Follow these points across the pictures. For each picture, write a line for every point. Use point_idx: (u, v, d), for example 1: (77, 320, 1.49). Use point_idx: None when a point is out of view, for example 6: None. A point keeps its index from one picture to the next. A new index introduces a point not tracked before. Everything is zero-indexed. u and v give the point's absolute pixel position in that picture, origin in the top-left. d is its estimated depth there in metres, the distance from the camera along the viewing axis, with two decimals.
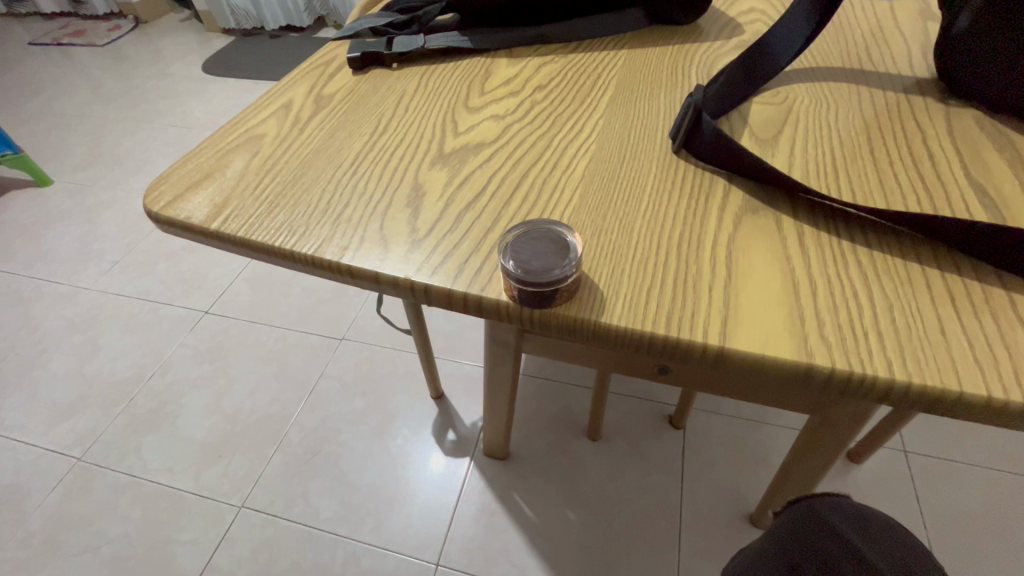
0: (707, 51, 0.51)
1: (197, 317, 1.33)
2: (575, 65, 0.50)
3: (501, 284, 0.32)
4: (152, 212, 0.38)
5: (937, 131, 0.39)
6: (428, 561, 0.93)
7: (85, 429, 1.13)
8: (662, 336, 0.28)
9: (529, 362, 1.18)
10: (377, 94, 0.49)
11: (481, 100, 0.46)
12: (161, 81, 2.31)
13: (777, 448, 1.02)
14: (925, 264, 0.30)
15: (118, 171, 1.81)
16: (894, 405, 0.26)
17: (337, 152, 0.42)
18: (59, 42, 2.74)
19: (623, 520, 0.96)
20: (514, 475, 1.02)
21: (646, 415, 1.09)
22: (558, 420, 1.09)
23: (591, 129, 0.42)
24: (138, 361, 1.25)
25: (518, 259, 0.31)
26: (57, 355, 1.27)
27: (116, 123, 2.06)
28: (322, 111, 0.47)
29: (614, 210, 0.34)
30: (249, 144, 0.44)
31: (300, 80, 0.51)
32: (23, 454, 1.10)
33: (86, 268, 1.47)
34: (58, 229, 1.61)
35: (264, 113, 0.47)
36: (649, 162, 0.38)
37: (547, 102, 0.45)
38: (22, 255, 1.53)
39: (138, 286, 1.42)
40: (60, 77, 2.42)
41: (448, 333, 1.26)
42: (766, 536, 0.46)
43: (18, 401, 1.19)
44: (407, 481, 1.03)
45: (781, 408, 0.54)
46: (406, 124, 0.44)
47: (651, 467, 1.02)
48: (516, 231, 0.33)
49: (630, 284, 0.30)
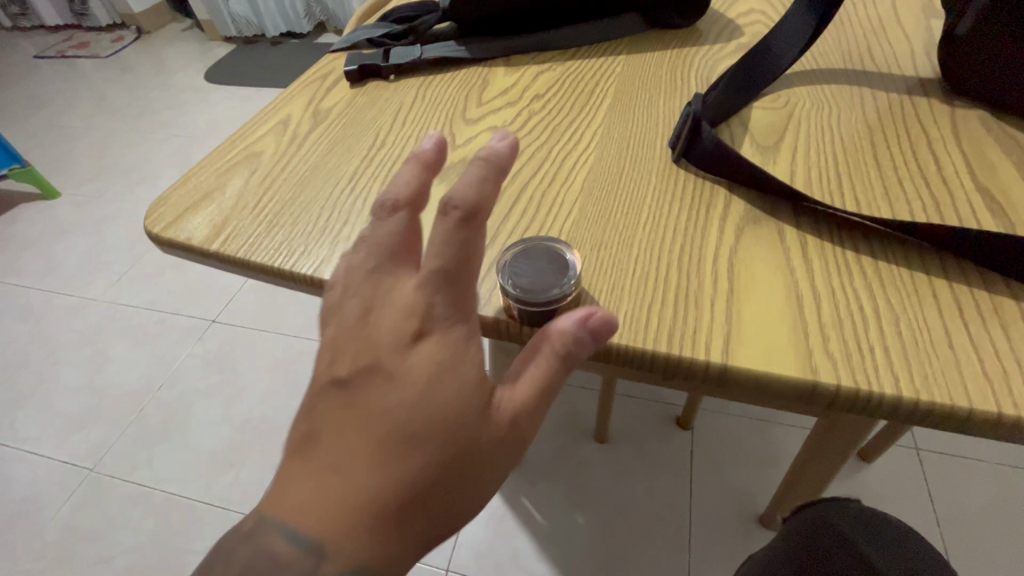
0: (705, 54, 0.50)
1: (204, 326, 1.34)
2: (572, 73, 0.49)
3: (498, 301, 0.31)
4: (152, 233, 0.39)
5: (943, 133, 0.38)
6: (438, 567, 0.93)
7: (96, 441, 1.14)
8: (663, 355, 0.27)
9: None
10: (374, 107, 0.49)
11: (478, 111, 0.46)
12: (164, 91, 2.33)
13: (787, 449, 1.01)
14: (932, 274, 0.29)
15: (123, 182, 1.82)
16: (903, 421, 0.25)
17: (335, 168, 0.42)
18: (63, 55, 2.77)
19: (632, 523, 0.96)
20: (522, 480, 1.02)
21: (654, 417, 1.08)
22: (565, 423, 1.08)
23: (589, 139, 0.41)
24: (147, 372, 1.26)
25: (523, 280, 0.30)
26: (68, 367, 1.29)
27: (121, 134, 2.07)
28: (320, 126, 0.47)
29: (614, 223, 0.34)
30: (248, 162, 0.44)
31: (298, 95, 0.51)
32: (36, 466, 1.12)
33: (94, 279, 1.49)
34: (65, 241, 1.62)
35: (263, 130, 0.47)
36: (650, 173, 0.37)
37: (545, 112, 0.45)
38: (31, 267, 1.55)
39: (145, 296, 1.43)
40: (65, 89, 2.44)
41: None
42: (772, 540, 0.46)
43: (31, 414, 1.20)
44: None
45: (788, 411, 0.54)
46: (403, 138, 0.44)
47: (659, 469, 1.01)
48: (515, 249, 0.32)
49: (632, 300, 0.29)
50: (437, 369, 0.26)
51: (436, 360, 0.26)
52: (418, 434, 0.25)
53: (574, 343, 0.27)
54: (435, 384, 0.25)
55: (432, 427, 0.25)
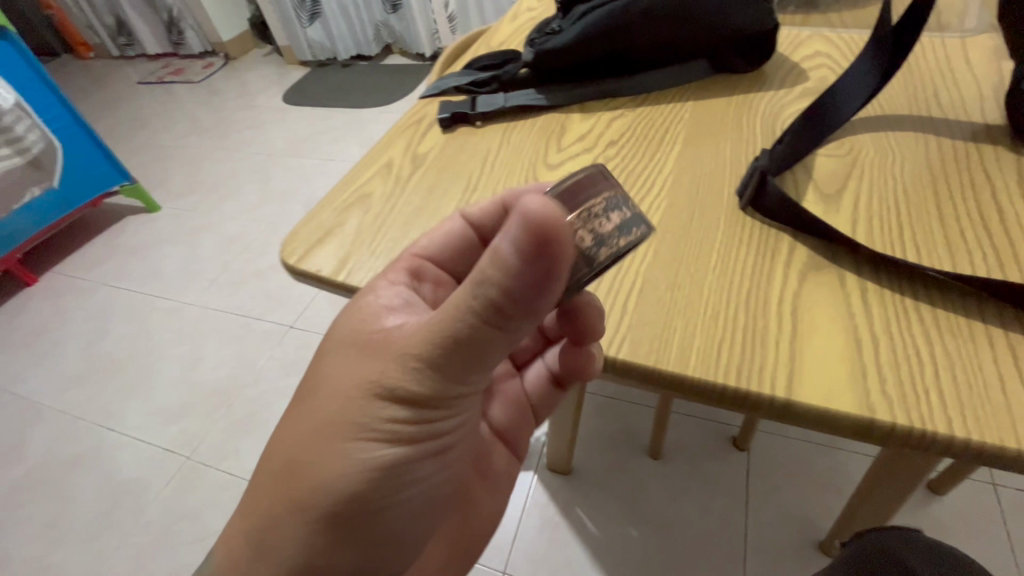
0: (770, 100, 0.54)
1: (283, 331, 1.47)
2: (643, 119, 0.54)
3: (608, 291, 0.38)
4: (288, 264, 0.46)
5: (1008, 183, 0.40)
6: (496, 568, 0.99)
7: (192, 432, 1.28)
8: (731, 388, 0.31)
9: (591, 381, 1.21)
10: (465, 152, 0.55)
11: (558, 157, 0.52)
12: (248, 112, 2.55)
13: (848, 476, 1.00)
14: (989, 323, 0.32)
15: (213, 196, 2.02)
16: (955, 457, 0.28)
17: (436, 211, 0.49)
18: (162, 81, 3.08)
19: (685, 540, 0.98)
20: (576, 490, 1.06)
21: (708, 436, 1.09)
22: (619, 438, 1.11)
23: (661, 185, 0.46)
24: (234, 371, 1.39)
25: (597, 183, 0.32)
26: (168, 364, 1.44)
27: (211, 153, 2.29)
28: (418, 170, 0.54)
29: (686, 267, 0.38)
30: (361, 203, 0.51)
31: (397, 140, 0.58)
32: (143, 451, 1.27)
33: (189, 285, 1.66)
34: (165, 251, 1.82)
35: (370, 173, 0.55)
36: (718, 218, 0.41)
37: (619, 158, 0.50)
38: (136, 273, 1.75)
39: (232, 302, 1.58)
40: (163, 112, 2.72)
41: None
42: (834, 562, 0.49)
43: (139, 405, 1.36)
44: None
45: None
46: (493, 182, 0.50)
47: (714, 488, 1.02)
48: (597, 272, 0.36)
49: (702, 338, 0.34)
50: (342, 349, 0.38)
51: (343, 342, 0.39)
52: (319, 393, 0.38)
53: (502, 250, 0.28)
54: (339, 360, 0.38)
55: (323, 387, 0.38)
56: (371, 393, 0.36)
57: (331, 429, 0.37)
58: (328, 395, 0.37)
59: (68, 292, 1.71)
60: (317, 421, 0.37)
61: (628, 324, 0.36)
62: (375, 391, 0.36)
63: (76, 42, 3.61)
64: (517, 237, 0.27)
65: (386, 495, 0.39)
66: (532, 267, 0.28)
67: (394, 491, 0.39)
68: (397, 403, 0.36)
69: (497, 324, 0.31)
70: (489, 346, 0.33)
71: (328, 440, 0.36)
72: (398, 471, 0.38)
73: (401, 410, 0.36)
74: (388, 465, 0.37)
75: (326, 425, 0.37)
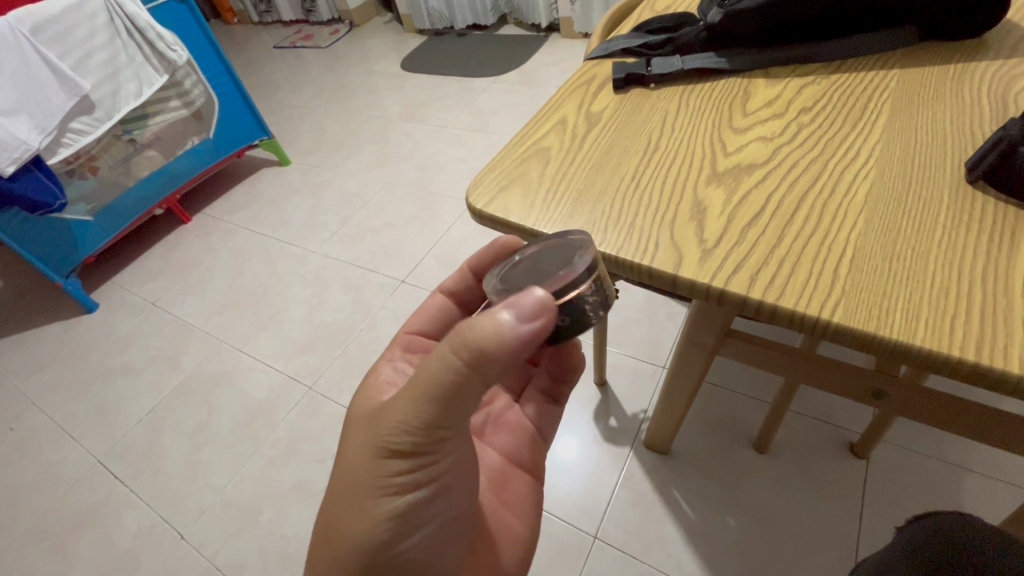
0: (992, 70, 0.49)
1: (395, 284, 1.52)
2: (840, 85, 0.51)
3: (813, 255, 0.37)
4: (471, 206, 0.48)
5: None
6: (587, 531, 0.95)
7: (314, 366, 1.35)
8: (968, 360, 0.31)
9: (715, 370, 1.13)
10: (641, 113, 0.54)
11: (745, 121, 0.50)
12: (369, 78, 2.68)
13: (986, 501, 0.87)
14: None
15: (336, 155, 2.15)
16: None
17: (618, 166, 0.48)
18: (295, 46, 3.30)
19: (788, 538, 0.90)
20: (674, 470, 1.00)
21: (822, 438, 0.99)
22: (724, 427, 1.04)
23: (868, 155, 0.43)
24: (351, 314, 1.46)
25: (590, 288, 0.39)
26: (295, 304, 1.53)
27: (335, 116, 2.44)
28: (594, 128, 0.53)
29: (905, 236, 0.37)
30: (539, 154, 0.52)
31: (568, 100, 0.58)
32: (273, 377, 1.35)
33: (313, 233, 1.78)
34: (292, 201, 1.96)
35: (544, 129, 0.54)
36: (940, 191, 0.39)
37: (816, 125, 0.48)
38: (266, 218, 1.90)
39: (350, 254, 1.65)
40: (294, 76, 2.92)
41: (631, 317, 1.24)
42: (888, 548, 0.51)
43: (269, 337, 1.45)
44: (563, 457, 1.05)
45: (994, 442, 0.61)
46: (676, 142, 0.50)
47: (826, 492, 0.93)
48: (631, 279, 0.42)
49: (930, 310, 0.33)
50: (353, 427, 0.44)
51: (355, 421, 0.44)
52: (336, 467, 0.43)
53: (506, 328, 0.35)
54: (354, 432, 0.43)
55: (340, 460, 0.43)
56: (377, 459, 0.40)
57: (345, 487, 0.42)
58: (345, 467, 0.42)
59: (214, 232, 1.89)
60: (334, 483, 0.42)
61: (840, 290, 0.35)
62: (378, 451, 0.40)
63: (223, 9, 3.94)
64: (520, 310, 0.35)
65: (403, 537, 0.42)
66: (523, 334, 0.35)
67: (409, 532, 0.42)
68: (397, 457, 0.40)
69: (470, 375, 0.37)
70: (466, 395, 0.38)
71: (352, 515, 0.41)
72: (415, 516, 0.42)
73: (400, 459, 0.40)
74: (403, 512, 0.41)
75: (347, 490, 0.41)
